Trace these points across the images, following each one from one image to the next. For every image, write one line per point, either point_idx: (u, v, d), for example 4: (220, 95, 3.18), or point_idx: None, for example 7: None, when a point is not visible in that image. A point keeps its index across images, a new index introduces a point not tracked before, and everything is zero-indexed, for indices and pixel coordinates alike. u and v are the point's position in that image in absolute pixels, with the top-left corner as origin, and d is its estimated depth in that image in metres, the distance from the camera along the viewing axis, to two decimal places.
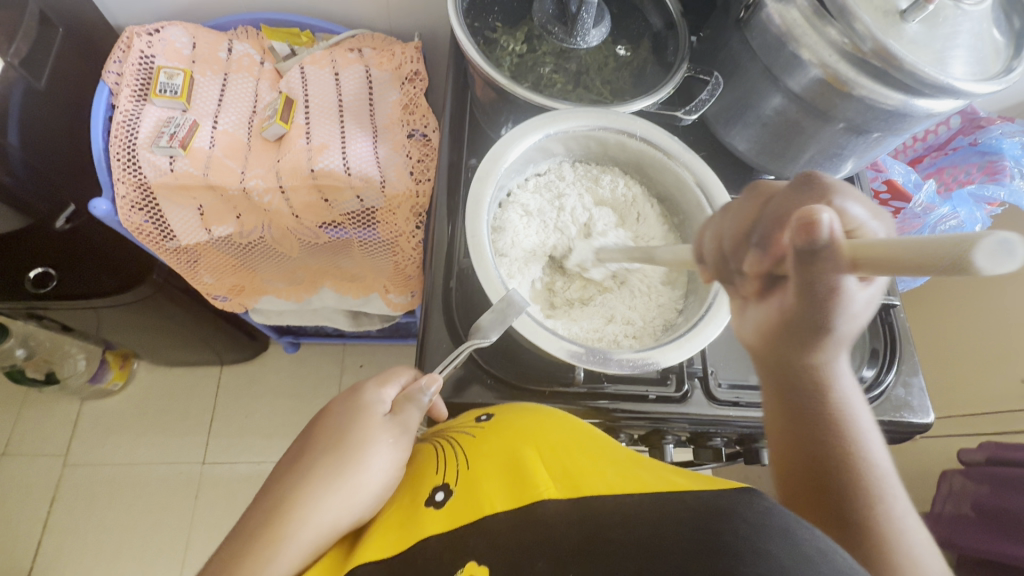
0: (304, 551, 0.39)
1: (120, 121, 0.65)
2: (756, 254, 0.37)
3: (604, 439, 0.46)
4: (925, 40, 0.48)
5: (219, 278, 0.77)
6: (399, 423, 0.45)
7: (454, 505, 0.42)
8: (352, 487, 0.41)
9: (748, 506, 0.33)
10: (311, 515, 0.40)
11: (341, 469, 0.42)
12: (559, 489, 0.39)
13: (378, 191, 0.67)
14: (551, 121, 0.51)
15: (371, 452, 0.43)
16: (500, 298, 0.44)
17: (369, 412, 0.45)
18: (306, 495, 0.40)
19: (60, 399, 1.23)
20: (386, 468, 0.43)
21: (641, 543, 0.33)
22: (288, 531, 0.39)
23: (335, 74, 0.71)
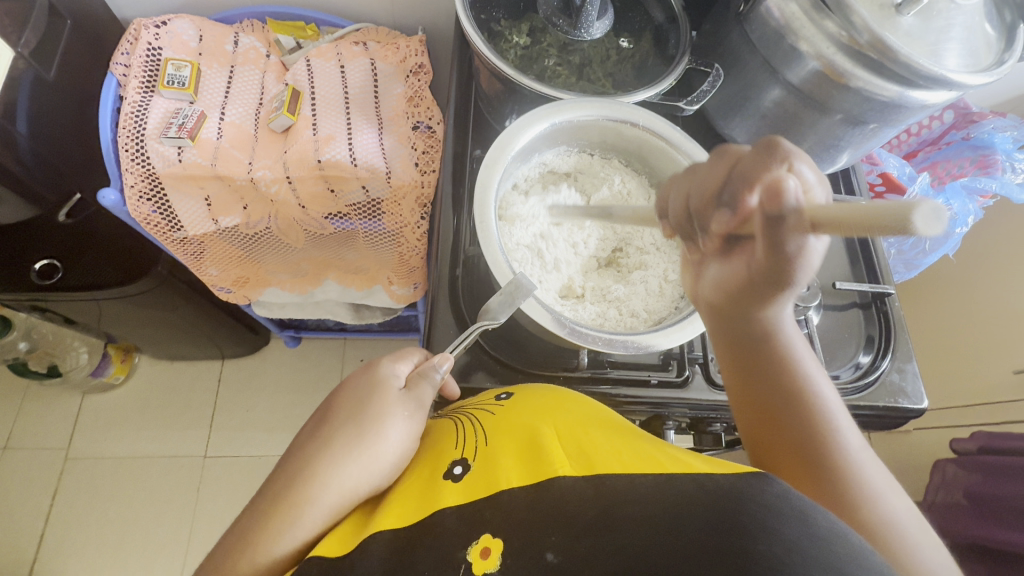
0: (325, 513, 0.41)
1: (129, 113, 0.65)
2: (725, 217, 0.34)
3: (621, 422, 0.47)
4: (920, 33, 0.50)
5: (224, 270, 0.78)
6: (413, 398, 0.47)
7: (471, 478, 0.43)
8: (370, 455, 0.43)
9: (763, 491, 0.34)
10: (331, 480, 0.41)
11: (360, 436, 0.43)
12: (576, 468, 0.41)
13: (384, 182, 0.68)
14: (556, 111, 0.52)
15: (387, 426, 0.44)
16: (507, 282, 0.46)
17: (386, 386, 0.47)
18: (327, 460, 0.42)
19: (62, 393, 1.24)
20: (402, 439, 0.45)
21: (654, 520, 0.34)
22: (310, 495, 0.40)
23: (341, 67, 0.72)
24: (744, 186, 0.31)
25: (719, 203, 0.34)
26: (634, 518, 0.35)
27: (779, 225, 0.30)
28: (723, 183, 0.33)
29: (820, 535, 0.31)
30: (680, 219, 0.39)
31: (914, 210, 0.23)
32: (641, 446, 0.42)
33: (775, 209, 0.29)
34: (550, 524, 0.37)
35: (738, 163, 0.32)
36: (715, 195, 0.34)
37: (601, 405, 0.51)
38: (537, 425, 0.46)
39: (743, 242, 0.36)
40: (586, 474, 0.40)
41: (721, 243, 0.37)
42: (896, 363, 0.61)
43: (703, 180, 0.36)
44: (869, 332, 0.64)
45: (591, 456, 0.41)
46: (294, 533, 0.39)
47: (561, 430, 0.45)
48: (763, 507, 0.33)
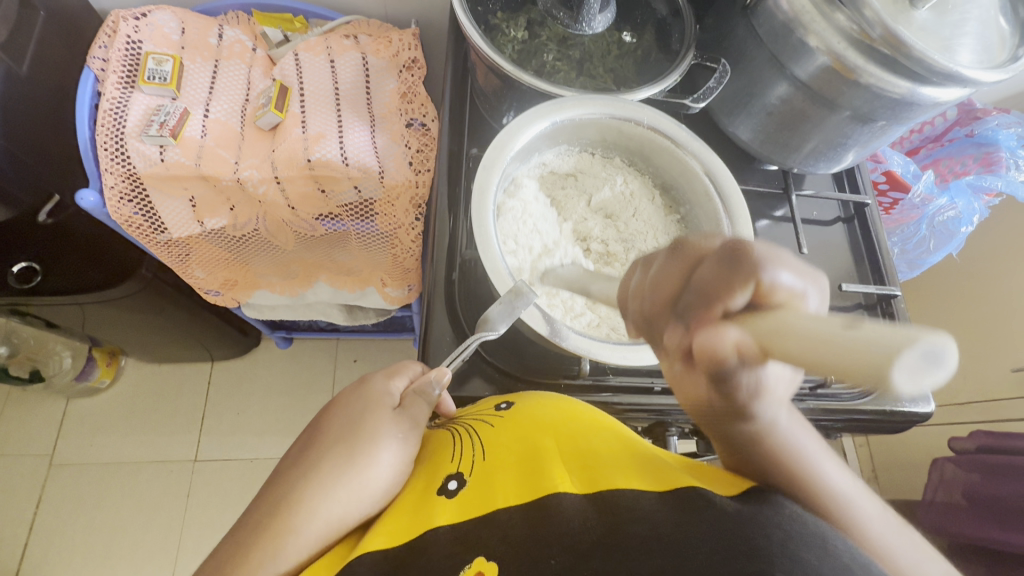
0: (312, 542, 0.38)
1: (107, 109, 0.62)
2: (680, 331, 0.35)
3: (625, 434, 0.45)
4: (934, 27, 0.48)
5: (211, 273, 0.75)
6: (408, 417, 0.45)
7: (466, 494, 0.41)
8: (361, 480, 0.41)
9: (777, 510, 0.33)
10: (319, 508, 0.39)
11: (350, 460, 0.41)
12: (574, 486, 0.39)
13: (376, 182, 0.65)
14: (557, 109, 0.50)
15: (381, 446, 0.42)
16: (506, 290, 0.44)
17: (379, 403, 0.45)
18: (314, 486, 0.40)
19: (46, 397, 1.20)
20: (394, 463, 0.43)
21: (661, 538, 0.33)
22: (295, 523, 0.38)
23: (331, 61, 0.69)
24: (714, 298, 0.31)
25: (680, 309, 0.35)
26: (642, 539, 0.33)
27: (746, 343, 0.29)
28: (684, 289, 0.36)
29: (839, 556, 0.30)
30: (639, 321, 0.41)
31: (892, 365, 0.19)
32: (647, 465, 0.41)
33: (743, 344, 0.28)
34: (550, 543, 0.35)
35: (700, 271, 0.35)
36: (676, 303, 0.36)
37: (607, 415, 0.49)
38: (536, 439, 0.44)
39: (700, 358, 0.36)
40: (590, 493, 0.38)
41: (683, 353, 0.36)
42: None
43: (664, 280, 0.39)
44: None
45: (595, 475, 0.40)
46: (277, 563, 0.37)
47: (562, 444, 0.43)
48: (776, 526, 0.31)
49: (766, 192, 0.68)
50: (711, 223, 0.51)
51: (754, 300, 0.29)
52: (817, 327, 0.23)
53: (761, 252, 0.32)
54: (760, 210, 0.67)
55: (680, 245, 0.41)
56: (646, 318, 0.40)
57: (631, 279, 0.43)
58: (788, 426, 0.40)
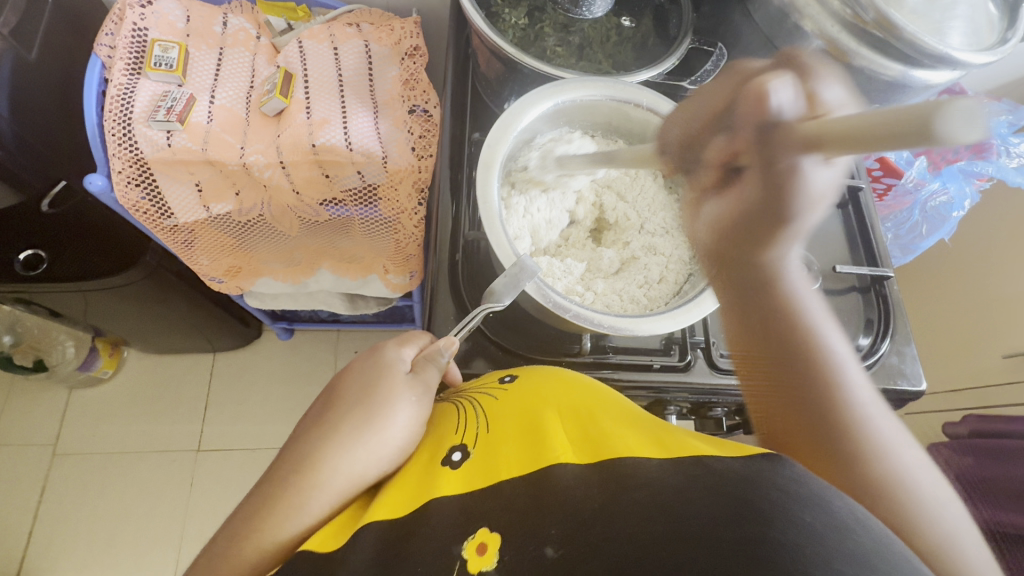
0: (334, 495, 0.40)
1: (115, 95, 0.63)
2: (721, 141, 0.41)
3: (626, 404, 0.47)
4: (924, 11, 0.50)
5: (216, 260, 0.76)
6: (420, 381, 0.46)
7: (471, 465, 0.42)
8: (379, 439, 0.42)
9: (778, 474, 0.34)
10: (340, 463, 0.41)
11: (367, 423, 0.42)
12: (575, 456, 0.40)
13: (380, 166, 0.66)
14: (560, 90, 0.51)
15: (395, 408, 0.44)
16: (511, 264, 0.45)
17: (392, 370, 0.46)
18: (334, 443, 0.41)
19: (49, 388, 1.21)
20: (409, 424, 0.44)
21: (662, 502, 0.34)
22: (318, 478, 0.40)
23: (334, 48, 0.70)
24: (766, 96, 0.37)
25: (720, 127, 0.41)
26: (641, 503, 0.34)
27: (776, 138, 0.36)
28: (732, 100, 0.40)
29: (833, 514, 0.31)
30: (678, 153, 0.45)
31: (939, 122, 0.27)
32: (651, 431, 0.42)
33: (762, 114, 0.37)
34: (548, 515, 0.36)
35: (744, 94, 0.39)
36: (719, 119, 0.41)
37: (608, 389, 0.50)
38: (540, 412, 0.45)
39: (739, 174, 0.41)
40: (591, 462, 0.39)
41: (718, 176, 0.42)
42: (895, 346, 0.62)
43: (708, 98, 0.42)
44: (869, 315, 0.63)
45: (598, 444, 0.41)
46: (301, 516, 0.39)
47: (564, 417, 0.44)
48: (771, 488, 0.33)
49: None
50: None
51: (770, 85, 0.37)
52: (883, 112, 0.29)
53: (810, 58, 0.39)
54: None
55: (730, 65, 0.42)
56: (690, 141, 0.44)
57: (684, 125, 0.46)
58: (803, 293, 0.42)
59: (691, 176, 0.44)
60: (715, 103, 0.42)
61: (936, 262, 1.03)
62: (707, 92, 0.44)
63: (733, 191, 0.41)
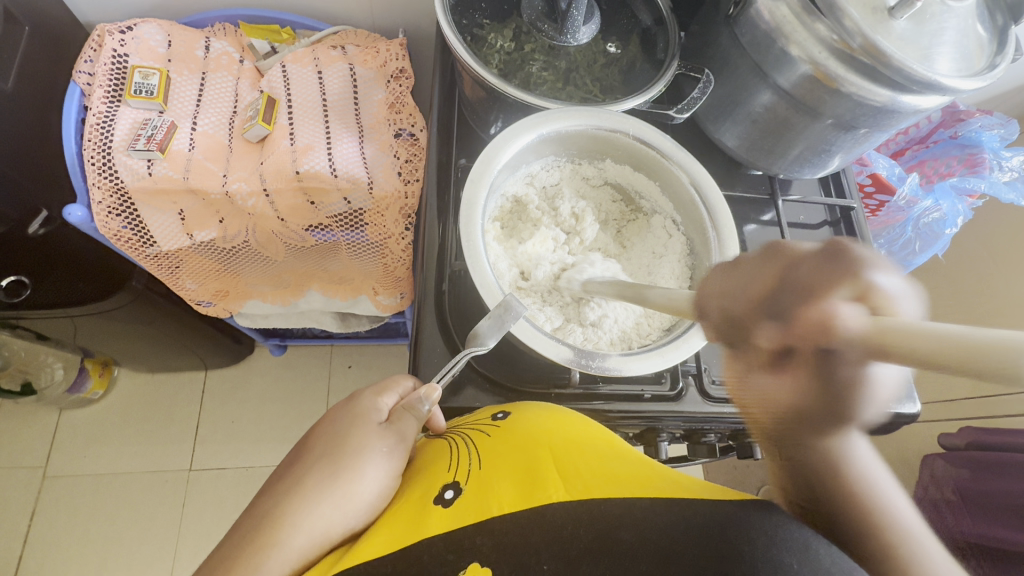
0: (295, 556, 0.39)
1: (94, 124, 0.62)
2: (773, 330, 0.33)
3: (621, 446, 0.46)
4: (913, 37, 0.48)
5: (202, 284, 0.75)
6: (394, 431, 0.45)
7: (464, 502, 0.41)
8: (346, 494, 0.41)
9: (761, 515, 0.35)
10: (302, 520, 0.39)
11: (335, 476, 0.41)
12: (568, 494, 0.39)
13: (366, 193, 0.66)
14: (544, 121, 0.50)
15: (366, 460, 0.43)
16: (497, 304, 0.44)
17: (365, 419, 0.46)
18: (299, 500, 0.40)
19: (38, 409, 1.20)
20: (380, 478, 0.43)
21: (655, 545, 0.34)
22: (278, 536, 0.39)
23: (318, 72, 0.69)
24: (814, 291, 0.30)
25: (768, 313, 0.33)
26: (630, 544, 0.35)
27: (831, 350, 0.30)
28: (780, 285, 0.33)
29: (815, 559, 0.32)
30: (718, 323, 0.38)
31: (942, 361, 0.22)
32: (634, 473, 0.41)
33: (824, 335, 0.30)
34: (541, 545, 0.36)
35: (797, 269, 0.33)
36: (767, 304, 0.34)
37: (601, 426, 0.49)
38: (532, 446, 0.44)
39: (794, 360, 0.34)
40: (580, 496, 0.39)
41: (769, 357, 0.35)
42: None
43: (754, 277, 0.36)
44: None
45: (585, 481, 0.40)
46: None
47: (556, 450, 0.43)
48: (757, 532, 0.33)
49: (752, 198, 0.69)
50: (698, 234, 0.52)
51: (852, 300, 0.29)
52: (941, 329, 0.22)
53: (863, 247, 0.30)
54: (747, 215, 0.68)
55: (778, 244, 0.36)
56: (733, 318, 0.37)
57: (715, 285, 0.40)
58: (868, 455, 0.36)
59: (739, 349, 0.37)
60: (760, 287, 0.35)
61: (931, 272, 1.03)
62: (752, 263, 0.37)
63: (790, 375, 0.35)
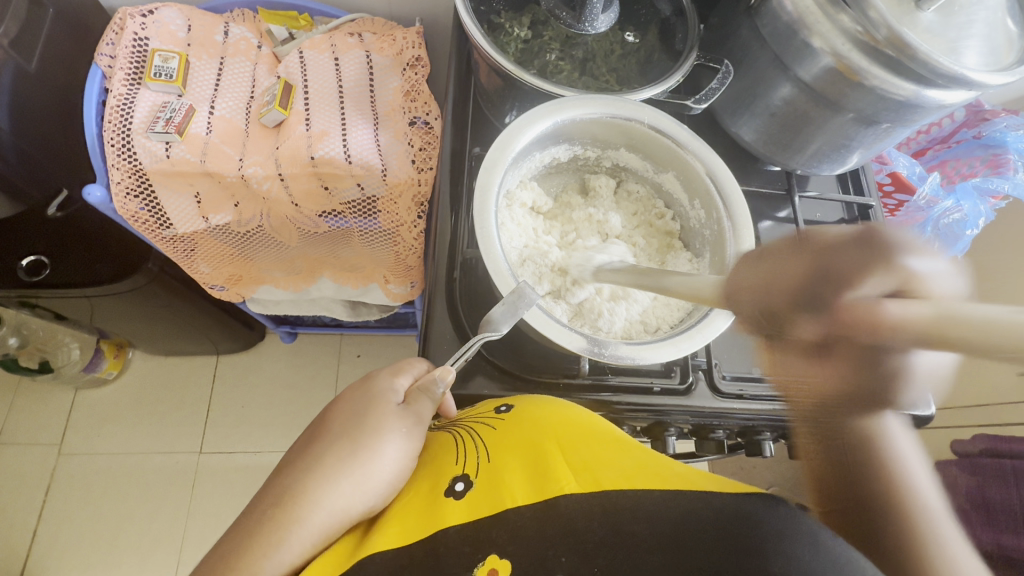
0: (315, 534, 0.39)
1: (115, 106, 0.63)
2: (812, 323, 0.34)
3: (627, 440, 0.46)
4: (939, 30, 0.47)
5: (216, 268, 0.76)
6: (412, 413, 0.45)
7: (475, 495, 0.42)
8: (365, 474, 0.42)
9: (772, 512, 0.34)
10: (322, 499, 0.40)
11: (355, 454, 0.42)
12: (581, 485, 0.40)
13: (380, 179, 0.66)
14: (559, 109, 0.50)
15: (385, 440, 0.43)
16: (510, 291, 0.44)
17: (383, 400, 0.46)
18: (318, 478, 0.41)
19: (54, 389, 1.22)
20: (398, 458, 0.44)
21: (665, 536, 0.35)
22: (299, 515, 0.39)
23: (335, 59, 0.69)
24: (851, 281, 0.32)
25: (806, 306, 0.34)
26: (642, 535, 0.35)
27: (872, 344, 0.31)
28: (811, 280, 0.33)
29: (827, 550, 0.31)
30: (754, 317, 0.37)
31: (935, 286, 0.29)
32: (648, 463, 0.42)
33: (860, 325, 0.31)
34: (555, 541, 0.36)
35: (835, 256, 0.33)
36: (799, 298, 0.34)
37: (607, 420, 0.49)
38: (540, 439, 0.44)
39: (833, 355, 0.36)
40: (592, 488, 0.39)
41: (812, 349, 0.37)
42: None
43: (783, 268, 0.36)
44: None
45: (593, 475, 0.40)
46: (281, 554, 0.38)
47: (563, 445, 0.44)
48: (775, 526, 0.33)
49: (768, 194, 0.68)
50: (712, 226, 0.51)
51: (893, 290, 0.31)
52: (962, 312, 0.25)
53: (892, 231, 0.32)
54: (763, 211, 0.67)
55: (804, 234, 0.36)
56: (769, 310, 0.36)
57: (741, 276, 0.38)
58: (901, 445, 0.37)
59: (775, 337, 0.37)
60: (790, 279, 0.35)
61: None
62: (778, 253, 0.37)
63: (833, 365, 0.37)
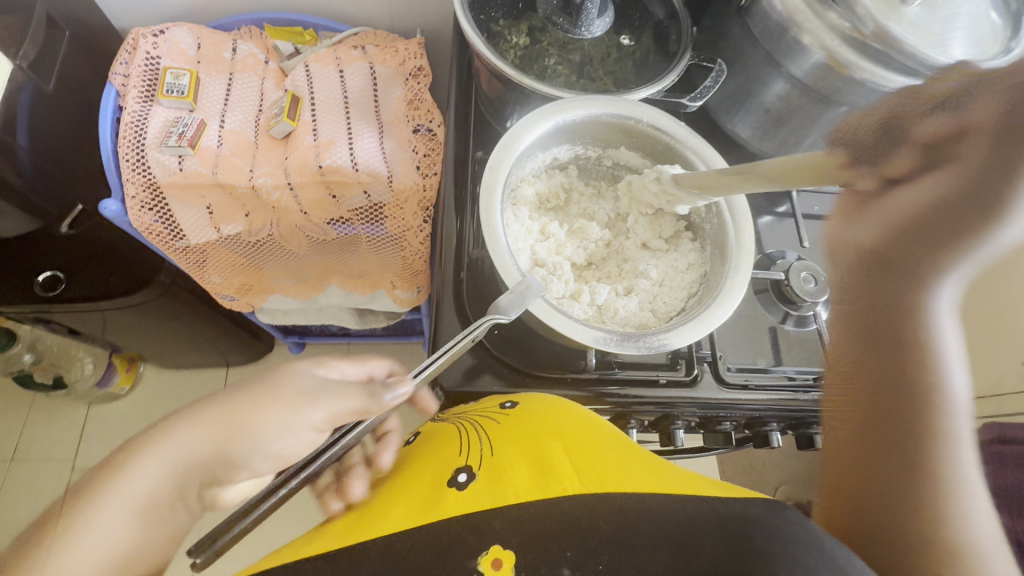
0: (161, 468, 0.38)
1: (129, 122, 0.65)
2: None
3: (638, 451, 0.46)
4: (925, 22, 0.49)
5: (227, 278, 0.77)
6: (320, 386, 0.44)
7: (475, 488, 0.43)
8: (235, 423, 0.40)
9: (783, 520, 0.35)
10: (182, 435, 0.39)
11: (240, 404, 0.41)
12: (584, 483, 0.40)
13: (386, 186, 0.68)
14: (562, 109, 0.51)
15: (273, 398, 0.42)
16: (516, 283, 0.45)
17: (298, 369, 0.45)
18: (194, 418, 0.40)
19: (67, 405, 1.24)
20: (283, 422, 0.41)
21: (670, 538, 0.35)
22: (160, 445, 0.39)
23: (340, 71, 0.72)
24: None
25: None
26: (647, 538, 0.36)
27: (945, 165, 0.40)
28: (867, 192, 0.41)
29: (830, 557, 0.32)
30: None
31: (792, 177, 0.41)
32: (659, 473, 0.42)
33: None
34: (562, 537, 0.37)
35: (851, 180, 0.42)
36: None
37: (605, 422, 0.51)
38: (544, 438, 0.46)
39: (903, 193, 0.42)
40: (598, 489, 0.39)
41: None
42: None
43: None
44: None
45: (601, 475, 0.41)
46: (127, 484, 0.36)
47: (567, 443, 0.45)
48: (781, 530, 0.34)
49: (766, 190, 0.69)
50: (713, 219, 0.53)
51: None
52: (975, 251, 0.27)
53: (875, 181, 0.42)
54: (761, 206, 0.69)
55: None
56: None
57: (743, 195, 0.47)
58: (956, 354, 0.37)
59: None
60: None
61: None
62: None
63: None
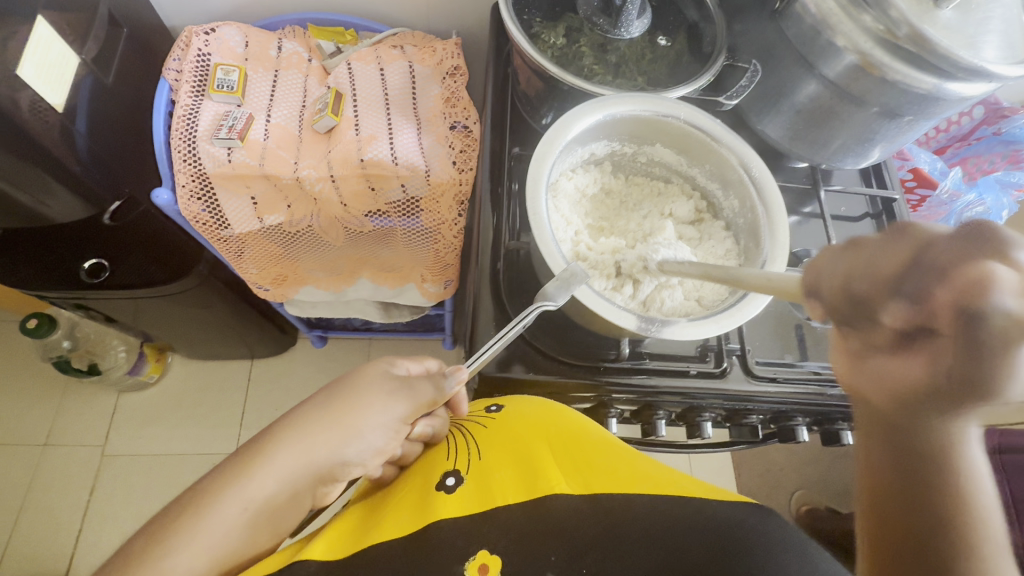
0: (279, 478, 0.41)
1: (181, 115, 0.68)
2: None
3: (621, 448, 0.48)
4: (959, 25, 0.50)
5: (263, 269, 0.80)
6: (410, 388, 0.48)
7: (463, 491, 0.45)
8: (342, 430, 0.44)
9: (765, 522, 0.38)
10: (292, 443, 0.42)
11: (337, 409, 0.44)
12: (569, 486, 0.43)
13: (423, 180, 0.70)
14: (603, 105, 0.53)
15: (366, 401, 0.46)
16: (562, 269, 0.47)
17: (377, 371, 0.48)
18: (294, 425, 0.43)
19: (98, 392, 1.27)
20: (379, 423, 0.46)
21: (659, 538, 0.38)
22: (268, 457, 0.41)
23: (381, 69, 0.74)
24: None
25: None
26: (634, 537, 0.38)
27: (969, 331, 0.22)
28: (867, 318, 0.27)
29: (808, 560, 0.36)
30: None
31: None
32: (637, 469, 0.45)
33: None
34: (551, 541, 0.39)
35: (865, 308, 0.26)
36: None
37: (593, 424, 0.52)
38: (528, 441, 0.48)
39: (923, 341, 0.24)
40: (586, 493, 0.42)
41: None
42: None
43: None
44: None
45: (585, 476, 0.44)
46: (247, 490, 0.40)
47: (552, 447, 0.47)
48: (760, 535, 0.37)
49: (793, 189, 0.71)
50: (746, 214, 0.55)
51: None
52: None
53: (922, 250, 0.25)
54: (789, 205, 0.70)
55: None
56: None
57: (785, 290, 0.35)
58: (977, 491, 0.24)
59: None
60: None
61: None
62: None
63: None
